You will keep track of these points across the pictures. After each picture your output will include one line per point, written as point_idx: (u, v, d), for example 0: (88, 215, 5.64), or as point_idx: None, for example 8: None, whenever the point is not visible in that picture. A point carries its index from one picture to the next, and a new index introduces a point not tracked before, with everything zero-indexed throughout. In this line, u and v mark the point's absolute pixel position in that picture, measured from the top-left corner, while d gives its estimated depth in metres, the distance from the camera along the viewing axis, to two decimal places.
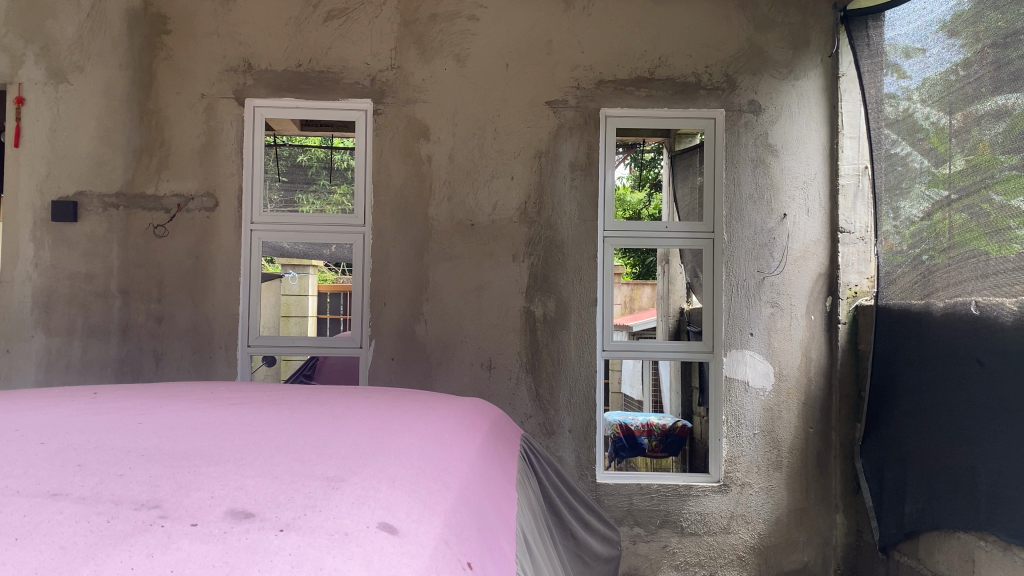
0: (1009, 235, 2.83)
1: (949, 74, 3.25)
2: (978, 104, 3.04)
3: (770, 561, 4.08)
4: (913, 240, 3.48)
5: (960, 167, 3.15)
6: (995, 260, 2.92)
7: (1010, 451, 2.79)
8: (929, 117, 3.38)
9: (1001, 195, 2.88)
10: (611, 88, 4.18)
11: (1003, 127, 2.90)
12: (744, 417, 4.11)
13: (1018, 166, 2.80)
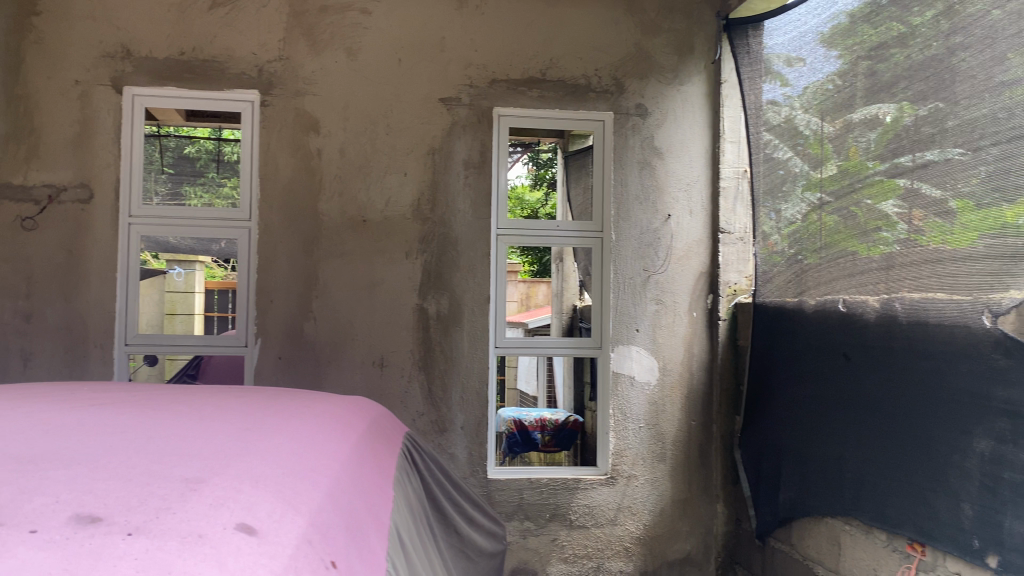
0: (876, 236, 2.99)
1: (826, 84, 3.41)
2: (853, 112, 3.20)
3: (654, 551, 4.21)
4: (790, 241, 3.65)
5: (833, 172, 3.32)
6: (863, 259, 3.08)
7: (873, 440, 2.96)
8: (808, 124, 3.54)
9: (869, 199, 3.05)
10: (504, 87, 4.21)
11: (874, 135, 3.05)
12: (630, 410, 4.22)
13: (883, 172, 2.97)
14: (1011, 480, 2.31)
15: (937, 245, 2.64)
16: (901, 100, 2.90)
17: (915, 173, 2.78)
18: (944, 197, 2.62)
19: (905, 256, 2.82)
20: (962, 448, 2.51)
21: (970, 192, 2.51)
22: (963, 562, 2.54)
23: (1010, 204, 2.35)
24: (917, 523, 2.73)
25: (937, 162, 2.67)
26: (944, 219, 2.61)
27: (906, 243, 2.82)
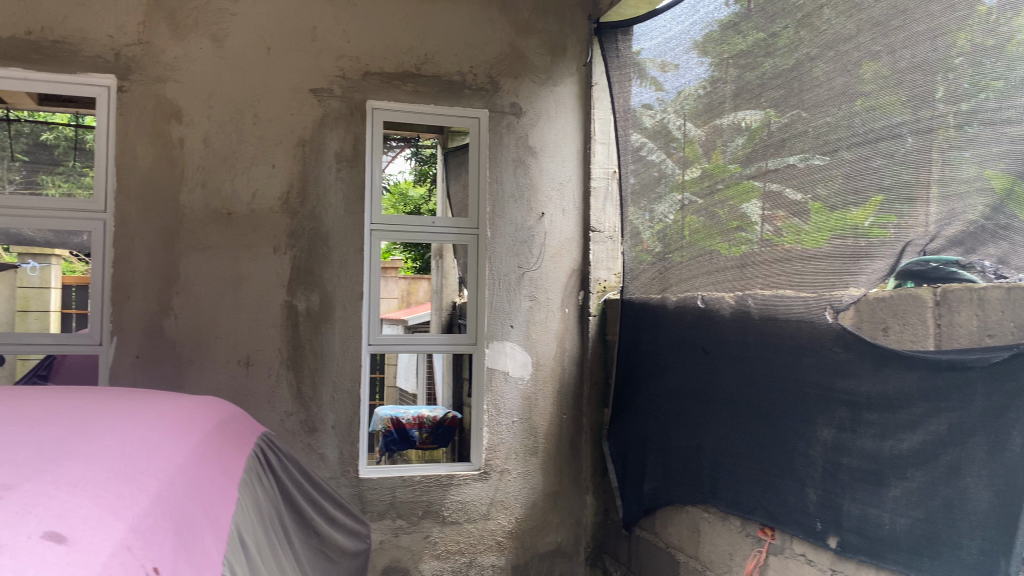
0: (736, 236, 3.10)
1: (699, 90, 3.48)
2: (722, 118, 3.26)
3: (526, 544, 4.27)
4: (657, 240, 3.75)
5: (697, 176, 3.45)
6: (725, 258, 3.18)
7: (729, 430, 3.11)
8: (682, 128, 3.60)
9: (731, 200, 3.15)
10: (378, 80, 4.15)
11: (742, 140, 3.12)
12: (504, 406, 4.25)
13: (743, 175, 3.08)
14: (849, 466, 2.47)
15: (790, 245, 2.75)
16: (766, 106, 2.98)
17: (777, 174, 2.86)
18: (802, 200, 2.70)
19: (760, 255, 2.94)
20: (807, 436, 2.68)
21: (828, 196, 2.59)
22: (808, 544, 2.70)
23: (857, 206, 2.45)
24: (768, 508, 2.87)
25: (781, 168, 2.83)
26: (797, 219, 2.72)
27: (762, 243, 2.93)
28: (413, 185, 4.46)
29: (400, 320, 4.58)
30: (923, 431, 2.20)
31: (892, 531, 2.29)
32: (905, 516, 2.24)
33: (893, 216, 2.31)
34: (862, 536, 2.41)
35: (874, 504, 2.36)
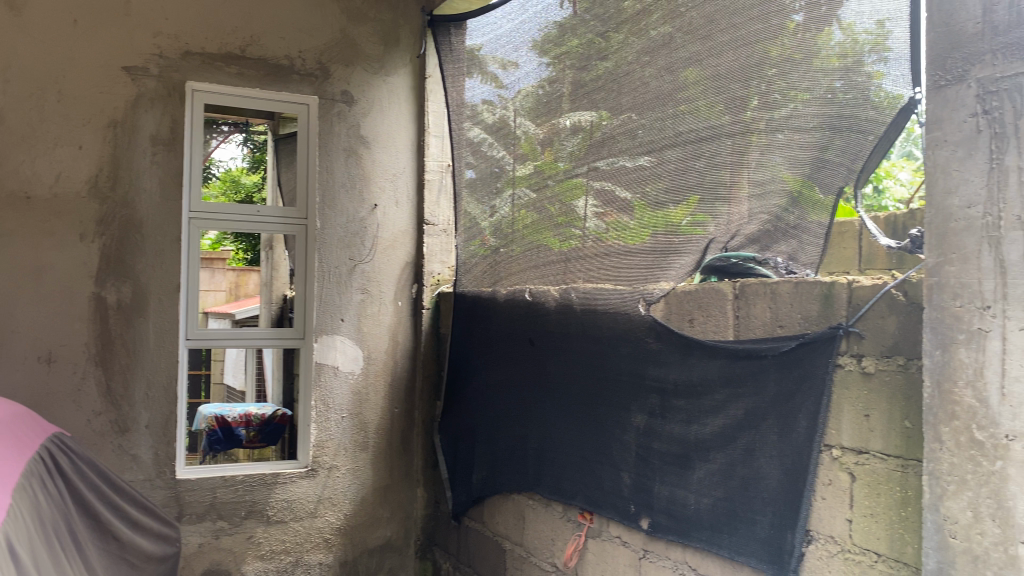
0: (566, 231, 3.11)
1: (538, 89, 3.43)
2: (560, 119, 3.23)
3: (355, 540, 4.22)
4: (495, 234, 3.70)
5: (528, 172, 3.45)
6: (556, 252, 3.19)
7: (553, 419, 3.21)
8: (521, 127, 3.55)
9: (563, 197, 3.16)
10: (198, 60, 3.94)
11: (578, 140, 3.10)
12: (333, 401, 4.15)
13: (570, 172, 3.12)
14: (660, 450, 2.61)
15: (613, 241, 2.82)
16: (598, 108, 2.99)
17: (606, 171, 2.90)
18: (629, 197, 2.76)
19: (585, 249, 3.00)
20: (623, 422, 2.81)
21: (644, 195, 2.69)
22: (622, 526, 2.83)
23: (675, 205, 2.55)
24: (587, 493, 2.99)
25: (603, 168, 2.92)
26: (622, 216, 2.79)
27: (591, 239, 2.97)
28: (247, 173, 4.47)
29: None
30: (723, 416, 2.36)
31: (697, 510, 2.43)
32: (708, 496, 2.39)
33: (711, 216, 2.41)
34: (670, 516, 2.55)
35: (681, 486, 2.50)
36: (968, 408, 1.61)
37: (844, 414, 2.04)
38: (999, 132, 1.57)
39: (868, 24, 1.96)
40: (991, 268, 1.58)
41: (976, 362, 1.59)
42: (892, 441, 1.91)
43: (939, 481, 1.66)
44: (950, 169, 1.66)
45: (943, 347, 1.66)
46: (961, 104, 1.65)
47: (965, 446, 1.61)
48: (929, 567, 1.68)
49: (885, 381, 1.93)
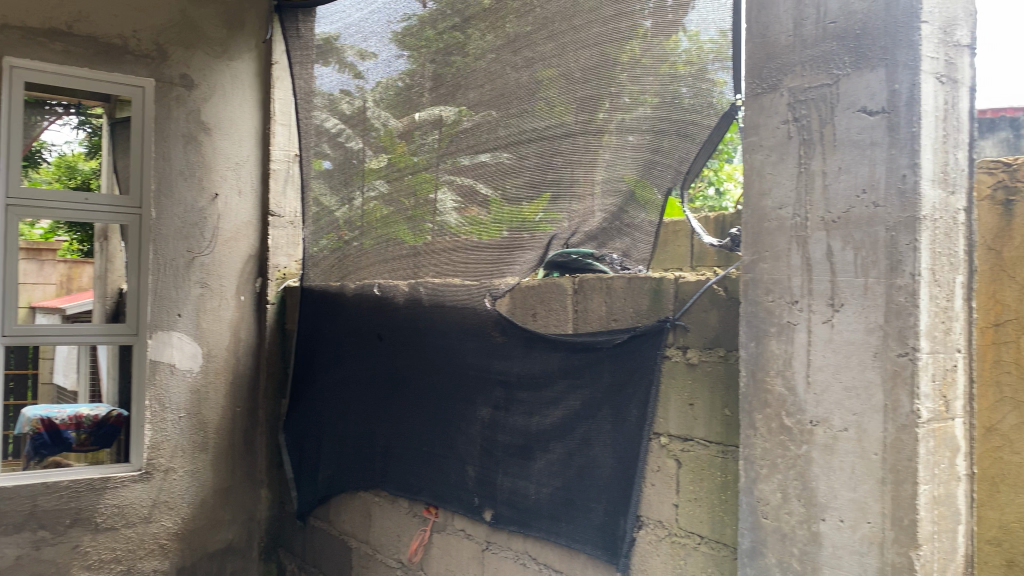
0: (421, 225, 2.99)
1: (397, 82, 3.23)
2: (420, 112, 3.05)
3: (194, 545, 4.04)
4: (348, 228, 3.51)
5: (382, 165, 3.27)
6: (410, 245, 3.06)
7: (401, 414, 3.19)
8: (379, 119, 3.32)
9: (416, 191, 3.03)
10: (17, 35, 3.62)
11: (437, 136, 2.94)
12: (168, 400, 3.95)
13: (426, 166, 2.97)
14: (503, 442, 2.65)
15: (470, 237, 2.72)
16: (462, 104, 2.82)
17: (452, 170, 2.83)
18: (488, 192, 2.66)
19: (437, 243, 2.90)
20: (468, 416, 2.83)
21: (502, 192, 2.61)
22: (467, 519, 2.85)
23: (528, 201, 2.51)
24: (432, 488, 2.99)
25: (453, 165, 2.83)
26: (482, 211, 2.68)
27: (445, 234, 2.86)
28: (84, 159, 3.89)
29: (55, 310, 3.78)
30: (562, 407, 2.42)
31: (537, 500, 2.49)
32: (547, 486, 2.45)
33: (560, 212, 2.43)
34: (512, 507, 2.59)
35: (522, 477, 2.55)
36: (779, 396, 1.72)
37: (671, 402, 2.14)
38: (807, 139, 1.69)
39: (716, 33, 2.01)
40: (799, 266, 1.69)
41: (786, 352, 1.71)
42: (713, 428, 2.02)
43: (753, 465, 1.77)
44: (764, 172, 1.78)
45: (757, 339, 1.77)
46: (774, 112, 1.76)
47: (776, 431, 1.72)
48: (745, 546, 1.79)
49: (708, 371, 2.04)
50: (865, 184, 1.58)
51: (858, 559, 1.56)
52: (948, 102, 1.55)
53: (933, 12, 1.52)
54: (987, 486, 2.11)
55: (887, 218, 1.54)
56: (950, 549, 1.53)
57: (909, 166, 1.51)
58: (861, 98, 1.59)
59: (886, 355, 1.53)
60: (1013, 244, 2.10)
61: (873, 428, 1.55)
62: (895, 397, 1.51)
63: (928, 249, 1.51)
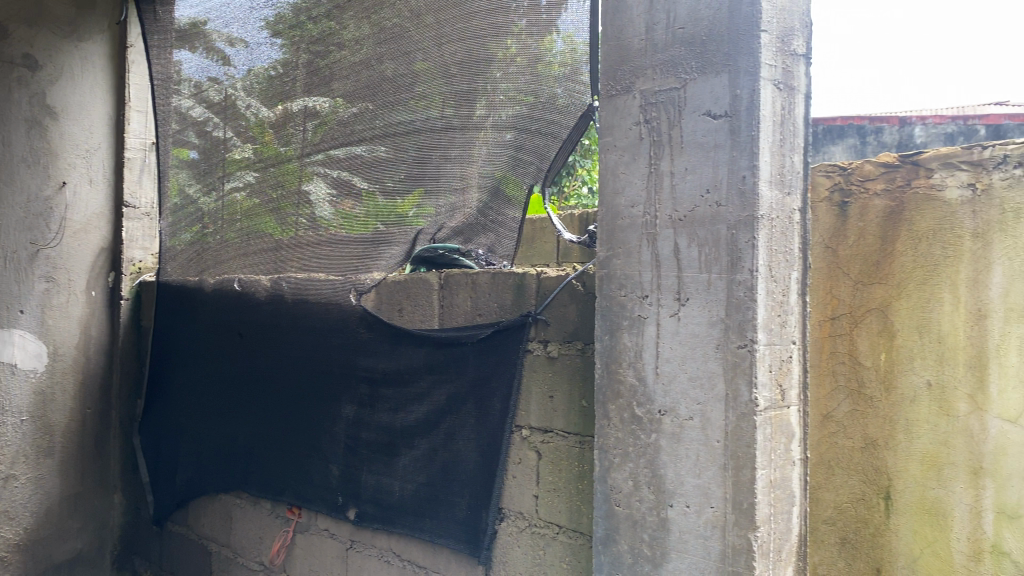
0: (290, 219, 2.91)
1: (269, 71, 3.07)
2: (291, 102, 2.94)
3: (38, 556, 3.78)
4: (213, 222, 3.34)
5: (248, 156, 3.15)
6: (276, 239, 2.99)
7: (263, 414, 3.09)
8: (250, 108, 3.15)
9: (280, 184, 2.97)
10: None
11: (311, 127, 2.85)
12: (9, 402, 3.68)
13: (291, 158, 2.92)
14: (367, 439, 2.62)
15: (339, 232, 2.69)
16: (334, 96, 2.76)
17: (323, 162, 2.77)
18: (356, 184, 2.64)
19: (303, 239, 2.85)
20: (332, 414, 2.78)
21: (374, 187, 2.58)
22: (330, 518, 2.81)
23: (401, 196, 2.50)
24: (295, 488, 2.93)
25: (320, 159, 2.79)
26: (352, 205, 2.65)
27: (314, 227, 2.80)
28: None
29: None
30: (426, 404, 2.42)
31: (400, 497, 2.48)
32: (411, 482, 2.44)
33: (430, 209, 2.41)
34: (376, 505, 2.57)
35: (385, 474, 2.53)
36: (630, 387, 1.78)
37: (533, 395, 2.18)
38: (657, 140, 1.75)
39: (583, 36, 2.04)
40: (649, 261, 1.76)
41: (637, 345, 1.77)
42: (572, 419, 2.06)
43: (607, 454, 1.82)
44: (618, 171, 1.83)
45: (611, 332, 1.83)
46: (628, 113, 1.82)
47: (628, 421, 1.78)
48: (599, 534, 1.84)
49: (566, 364, 2.09)
50: (709, 184, 1.66)
51: (702, 542, 1.63)
52: (784, 108, 1.64)
53: (772, 22, 1.61)
54: (823, 469, 2.26)
55: (728, 217, 1.62)
56: (785, 530, 1.63)
57: (749, 167, 1.59)
58: (706, 102, 1.67)
59: (727, 346, 1.61)
60: (847, 243, 2.26)
61: (715, 417, 1.62)
62: (735, 386, 1.59)
63: (765, 247, 1.60)
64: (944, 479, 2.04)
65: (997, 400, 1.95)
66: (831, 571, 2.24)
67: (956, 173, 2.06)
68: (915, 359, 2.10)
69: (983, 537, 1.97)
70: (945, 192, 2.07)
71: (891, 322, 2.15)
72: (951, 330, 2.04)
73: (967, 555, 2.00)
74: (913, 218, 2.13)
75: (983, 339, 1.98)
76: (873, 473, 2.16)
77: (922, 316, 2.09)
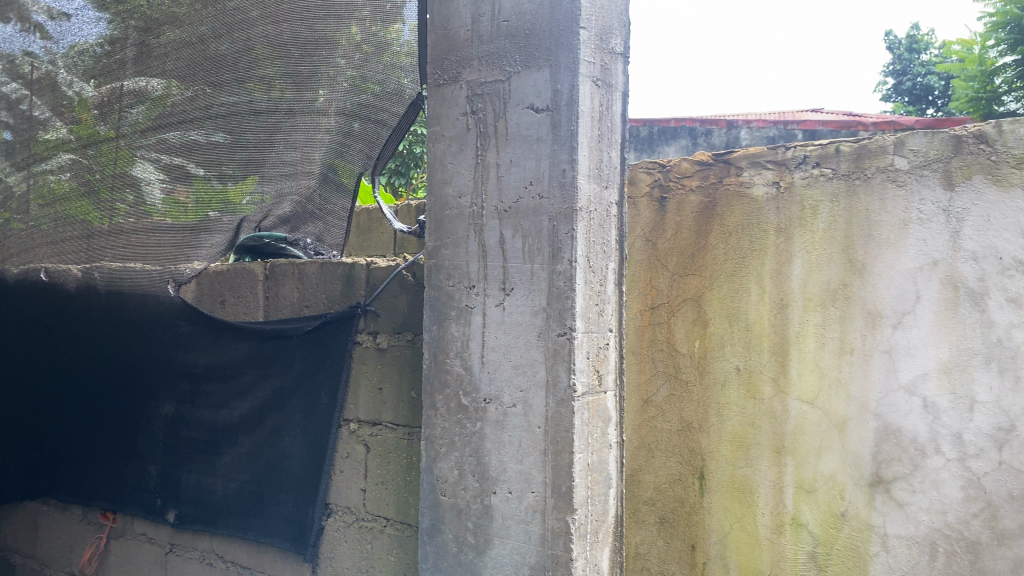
0: (108, 206, 2.49)
1: (95, 48, 2.48)
2: (121, 80, 2.45)
3: None
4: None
5: (54, 135, 2.56)
6: (89, 228, 2.55)
7: (74, 413, 2.88)
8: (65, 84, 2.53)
9: (94, 168, 2.52)
10: None
11: (142, 109, 2.44)
12: None
13: (112, 139, 2.48)
14: (188, 437, 2.49)
15: (164, 219, 2.43)
16: (169, 74, 2.39)
17: (154, 146, 2.42)
18: (184, 165, 2.39)
19: (122, 227, 2.49)
20: (150, 413, 2.63)
21: (206, 172, 2.38)
22: (148, 522, 2.66)
23: (233, 181, 2.37)
24: (110, 492, 2.75)
25: (149, 142, 2.43)
26: (179, 190, 2.41)
27: (138, 216, 2.45)
28: None
29: None
30: (251, 399, 2.33)
31: (223, 496, 2.38)
32: (235, 480, 2.34)
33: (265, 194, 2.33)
34: (197, 505, 2.46)
35: (207, 473, 2.42)
36: (456, 377, 1.78)
37: (362, 387, 2.14)
38: (483, 131, 1.76)
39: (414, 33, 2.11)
40: (475, 252, 1.77)
41: (463, 335, 1.77)
42: (400, 411, 2.05)
43: (433, 444, 1.82)
44: (446, 161, 1.83)
45: (439, 322, 1.82)
46: (454, 103, 1.82)
47: (454, 411, 1.79)
48: (425, 524, 1.83)
49: (396, 355, 2.06)
50: (532, 176, 1.68)
51: (523, 527, 1.66)
52: (602, 105, 1.69)
53: (590, 20, 1.65)
54: (644, 452, 2.36)
55: (550, 209, 1.65)
56: (601, 511, 1.69)
57: (569, 161, 1.63)
58: (529, 95, 1.69)
59: (548, 335, 1.64)
60: (666, 236, 2.37)
61: (537, 404, 1.65)
62: (555, 373, 1.63)
63: (584, 238, 1.64)
64: (751, 458, 2.17)
65: (797, 383, 2.10)
66: (651, 549, 2.34)
67: (763, 172, 2.19)
68: (727, 346, 2.23)
69: (784, 511, 2.11)
70: (753, 190, 2.21)
71: (705, 312, 2.27)
72: (758, 318, 2.18)
73: (770, 528, 2.13)
74: (725, 213, 2.26)
75: (785, 327, 2.13)
76: (689, 454, 2.28)
77: (732, 305, 2.22)
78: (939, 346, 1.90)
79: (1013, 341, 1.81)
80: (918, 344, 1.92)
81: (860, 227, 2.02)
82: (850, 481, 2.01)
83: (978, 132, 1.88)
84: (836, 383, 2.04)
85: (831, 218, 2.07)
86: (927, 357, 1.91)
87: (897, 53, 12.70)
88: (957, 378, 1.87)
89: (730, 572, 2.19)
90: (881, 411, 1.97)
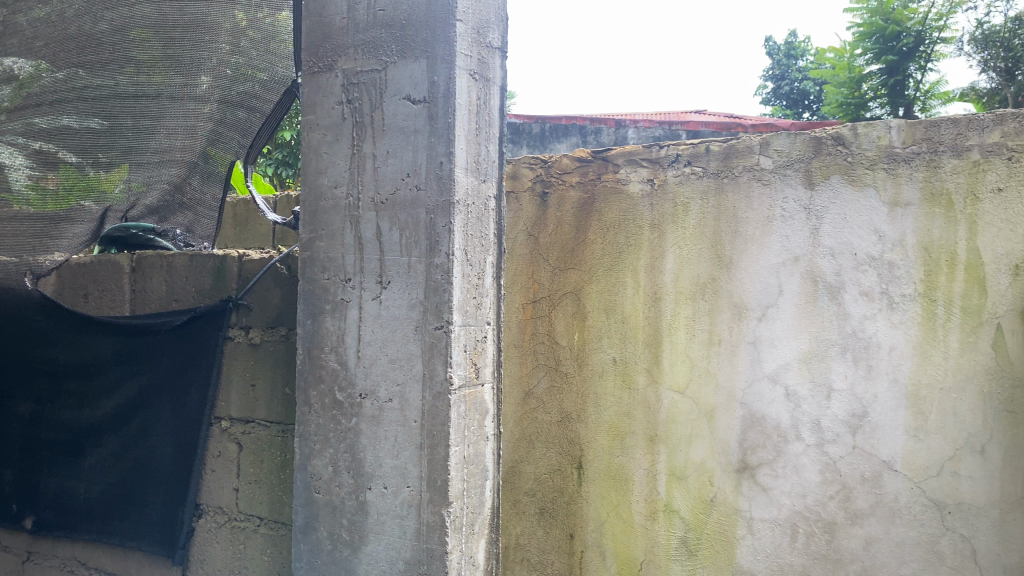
0: None
1: None
2: None
3: None
4: None
5: None
6: None
7: None
8: None
9: None
10: None
11: (6, 92, 2.30)
12: None
13: None
14: (47, 439, 2.35)
15: (26, 208, 2.25)
16: (41, 57, 2.26)
17: (18, 131, 2.27)
18: (51, 152, 2.24)
19: None
20: (4, 413, 2.46)
21: (76, 160, 2.22)
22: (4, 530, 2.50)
23: (104, 170, 2.21)
24: None
25: (11, 126, 2.28)
26: (44, 177, 2.24)
27: None
28: None
29: None
30: (116, 397, 2.21)
31: (87, 500, 2.25)
32: (99, 483, 2.22)
33: (142, 184, 2.18)
34: (58, 510, 2.32)
35: (69, 477, 2.29)
36: (331, 372, 1.75)
37: (235, 383, 2.07)
38: (359, 121, 1.73)
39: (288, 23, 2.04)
40: (351, 244, 1.74)
41: (339, 329, 1.74)
42: (274, 408, 1.99)
43: (308, 441, 1.78)
44: (321, 152, 1.79)
45: (313, 316, 1.78)
46: (330, 92, 1.78)
47: (329, 407, 1.75)
48: (299, 522, 1.79)
49: (269, 351, 2.01)
50: (408, 168, 1.67)
51: (398, 522, 1.65)
52: (479, 98, 1.69)
53: (466, 13, 1.65)
54: (525, 444, 2.38)
55: (426, 201, 1.64)
56: (477, 504, 1.70)
57: (446, 154, 1.61)
58: (406, 86, 1.67)
59: (425, 329, 1.63)
60: (547, 230, 2.39)
61: (413, 398, 1.64)
62: (431, 366, 1.62)
63: (461, 232, 1.64)
64: (627, 447, 2.22)
65: (669, 373, 2.17)
66: (531, 540, 2.36)
67: (638, 169, 2.24)
68: (604, 338, 2.27)
69: (657, 498, 2.17)
70: (629, 186, 2.26)
71: (583, 305, 2.31)
72: (633, 311, 2.23)
73: (644, 515, 2.19)
74: (603, 209, 2.30)
75: (658, 319, 2.19)
76: (567, 445, 2.32)
77: (609, 298, 2.27)
78: (800, 338, 1.99)
79: (866, 332, 1.92)
80: (780, 336, 2.02)
81: (728, 223, 2.10)
82: (719, 468, 2.09)
83: (836, 134, 1.97)
84: (706, 373, 2.11)
85: (701, 214, 2.14)
86: (789, 347, 2.00)
87: (777, 59, 13.32)
88: (816, 368, 1.97)
89: (607, 559, 2.24)
90: (747, 400, 2.05)
